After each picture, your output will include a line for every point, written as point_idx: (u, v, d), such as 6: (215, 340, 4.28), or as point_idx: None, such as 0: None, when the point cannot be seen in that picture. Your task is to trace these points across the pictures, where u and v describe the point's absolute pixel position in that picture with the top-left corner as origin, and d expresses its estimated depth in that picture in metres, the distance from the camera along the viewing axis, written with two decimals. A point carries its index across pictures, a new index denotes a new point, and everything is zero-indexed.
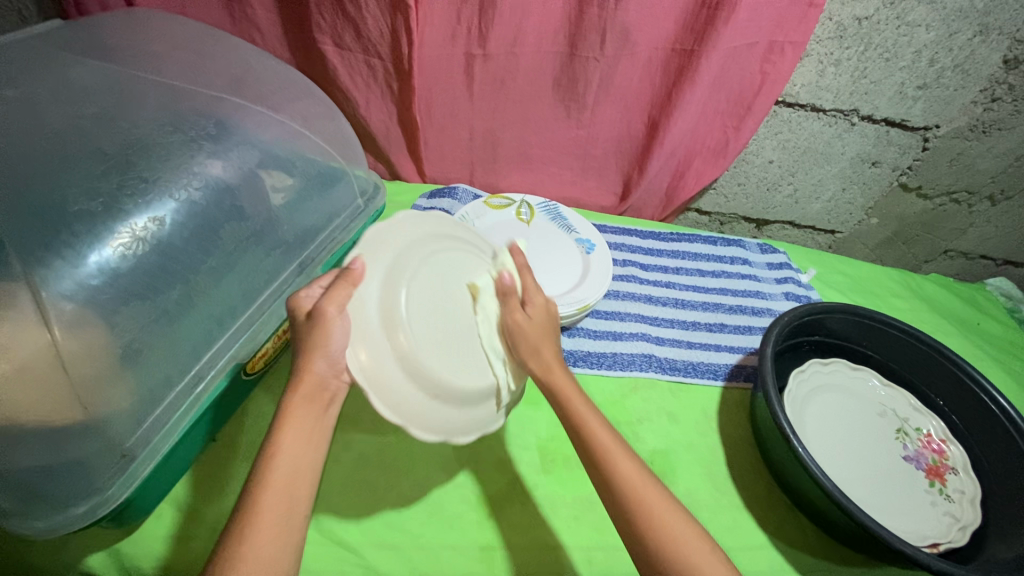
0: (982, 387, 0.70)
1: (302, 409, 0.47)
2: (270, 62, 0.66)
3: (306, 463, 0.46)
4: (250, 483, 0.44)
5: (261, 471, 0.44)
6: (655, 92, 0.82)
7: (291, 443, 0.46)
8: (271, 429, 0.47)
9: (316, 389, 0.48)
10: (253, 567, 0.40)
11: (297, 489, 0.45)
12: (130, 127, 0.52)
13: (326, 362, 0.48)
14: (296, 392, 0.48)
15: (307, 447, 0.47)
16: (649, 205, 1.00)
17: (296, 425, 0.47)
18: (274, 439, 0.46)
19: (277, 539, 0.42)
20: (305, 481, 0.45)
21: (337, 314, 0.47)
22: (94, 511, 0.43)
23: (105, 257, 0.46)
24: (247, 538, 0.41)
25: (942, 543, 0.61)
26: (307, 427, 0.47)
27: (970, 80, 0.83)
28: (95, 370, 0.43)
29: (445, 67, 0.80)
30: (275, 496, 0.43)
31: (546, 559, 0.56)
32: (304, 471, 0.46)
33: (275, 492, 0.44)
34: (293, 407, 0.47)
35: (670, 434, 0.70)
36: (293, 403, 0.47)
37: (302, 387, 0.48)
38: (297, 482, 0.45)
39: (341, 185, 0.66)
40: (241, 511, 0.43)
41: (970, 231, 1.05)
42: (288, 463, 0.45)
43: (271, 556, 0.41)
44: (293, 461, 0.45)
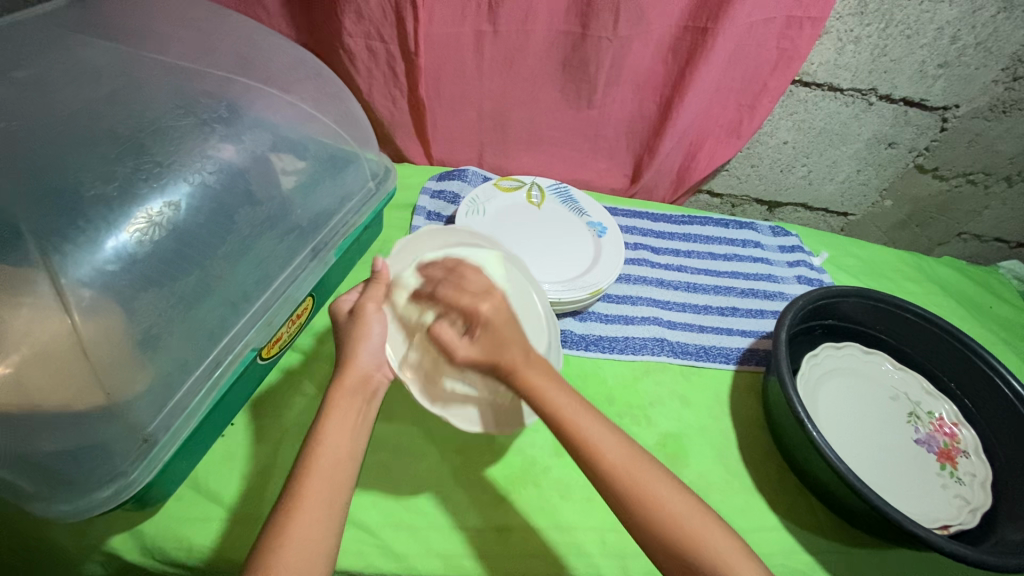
0: (996, 371, 0.70)
1: (345, 399, 0.50)
2: (278, 41, 0.65)
3: (348, 449, 0.48)
4: (295, 472, 0.46)
5: (307, 454, 0.47)
6: (669, 72, 0.81)
7: (333, 430, 0.49)
8: (317, 416, 0.50)
9: (360, 382, 0.52)
10: (293, 552, 0.42)
11: (338, 474, 0.47)
12: (140, 109, 0.51)
13: (366, 355, 0.53)
14: (341, 384, 0.51)
15: (349, 433, 0.49)
16: (661, 186, 0.98)
17: (339, 415, 0.50)
18: (319, 425, 0.49)
19: (320, 520, 0.44)
20: (348, 466, 0.48)
21: (375, 311, 0.54)
22: (117, 496, 0.43)
23: (121, 242, 0.46)
24: (291, 518, 0.43)
25: (953, 525, 0.62)
26: (350, 415, 0.50)
27: (992, 58, 0.81)
28: (114, 357, 0.43)
29: (455, 46, 0.78)
30: (317, 479, 0.46)
31: (561, 540, 0.56)
32: (347, 458, 0.48)
33: (319, 481, 0.46)
34: (337, 396, 0.51)
35: (682, 417, 0.70)
36: (338, 393, 0.51)
37: (346, 380, 0.51)
38: (338, 467, 0.47)
39: (353, 168, 0.65)
40: (289, 492, 0.45)
41: (985, 213, 1.04)
42: (331, 448, 0.48)
43: (312, 535, 0.43)
44: (336, 446, 0.48)
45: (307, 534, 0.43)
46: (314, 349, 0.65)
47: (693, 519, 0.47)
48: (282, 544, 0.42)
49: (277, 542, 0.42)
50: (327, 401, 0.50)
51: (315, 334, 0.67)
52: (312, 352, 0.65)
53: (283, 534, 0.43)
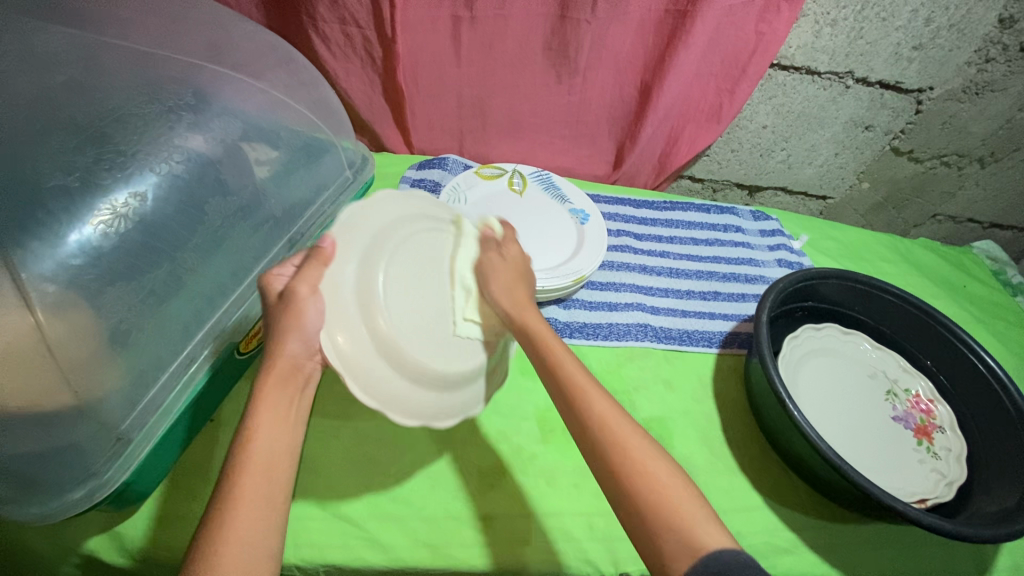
0: (970, 347, 0.71)
1: (277, 389, 0.48)
2: (248, 27, 0.63)
3: (282, 444, 0.46)
4: (225, 468, 0.44)
5: (238, 452, 0.44)
6: (648, 56, 0.80)
7: (265, 424, 0.46)
8: (245, 411, 0.47)
9: (292, 371, 0.48)
10: (232, 549, 0.40)
11: (278, 468, 0.45)
12: (102, 97, 0.49)
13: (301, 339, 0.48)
14: (269, 372, 0.48)
15: (281, 427, 0.47)
16: (642, 173, 0.98)
17: (270, 408, 0.47)
18: (250, 420, 0.46)
19: (258, 519, 0.42)
20: (283, 459, 0.45)
21: (309, 294, 0.48)
22: (90, 496, 0.43)
23: (85, 235, 0.44)
24: (229, 518, 0.41)
25: (929, 498, 0.63)
26: (283, 406, 0.47)
27: (965, 41, 0.82)
28: (85, 353, 0.42)
29: (432, 31, 0.76)
30: (254, 477, 0.43)
31: (548, 526, 0.56)
32: (282, 451, 0.46)
33: (253, 474, 0.43)
34: (268, 387, 0.47)
35: (666, 400, 0.71)
36: (266, 385, 0.47)
37: (274, 370, 0.48)
38: (275, 462, 0.45)
39: (328, 157, 0.64)
40: (221, 492, 0.43)
41: (959, 195, 1.06)
42: (266, 445, 0.45)
43: (252, 534, 0.41)
44: (268, 442, 0.45)
45: (246, 533, 0.41)
46: None
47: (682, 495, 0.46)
48: (216, 545, 0.40)
49: (211, 542, 0.40)
50: (255, 391, 0.47)
51: None
52: None
53: (217, 536, 0.40)
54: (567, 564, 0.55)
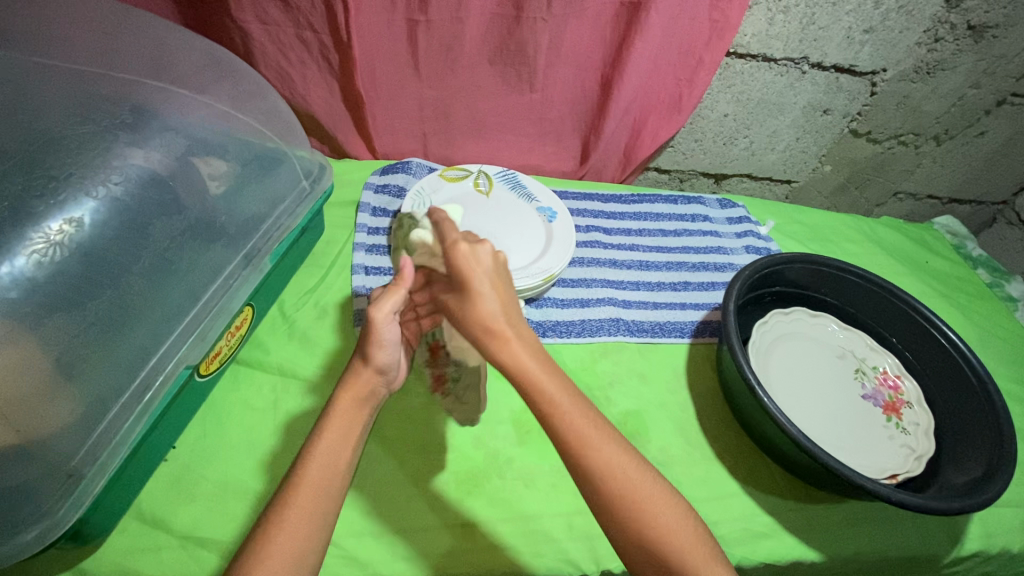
0: (932, 323, 0.73)
1: (351, 409, 0.48)
2: (190, 39, 0.61)
3: (341, 462, 0.46)
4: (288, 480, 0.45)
5: (301, 465, 0.45)
6: (604, 50, 0.80)
7: (332, 443, 0.46)
8: (314, 427, 0.47)
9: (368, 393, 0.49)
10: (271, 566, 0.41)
11: (328, 487, 0.45)
12: (33, 120, 0.48)
13: (382, 359, 0.49)
14: (346, 391, 0.48)
15: (343, 447, 0.46)
16: (609, 167, 0.98)
17: (340, 428, 0.47)
18: (315, 437, 0.46)
19: (304, 533, 0.43)
20: (338, 476, 0.46)
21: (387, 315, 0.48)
22: (43, 537, 0.41)
23: (17, 266, 0.43)
24: (273, 531, 0.42)
25: (900, 473, 0.65)
26: (352, 426, 0.47)
27: (914, 21, 0.84)
28: (30, 387, 0.40)
29: (385, 34, 0.75)
30: (307, 494, 0.44)
31: (528, 529, 0.56)
32: (339, 469, 0.46)
33: (304, 496, 0.44)
34: (341, 408, 0.48)
35: (641, 394, 0.71)
36: (340, 404, 0.48)
37: (354, 388, 0.49)
38: (330, 481, 0.45)
39: (283, 168, 0.62)
40: (277, 503, 0.44)
41: (918, 172, 1.08)
42: (324, 462, 0.45)
43: (297, 549, 0.42)
44: (328, 460, 0.45)
45: (289, 547, 0.42)
46: (261, 360, 0.63)
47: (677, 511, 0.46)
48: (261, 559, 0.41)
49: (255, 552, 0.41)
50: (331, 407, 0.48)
51: (260, 344, 0.64)
52: (258, 363, 0.62)
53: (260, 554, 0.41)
54: (548, 567, 0.55)
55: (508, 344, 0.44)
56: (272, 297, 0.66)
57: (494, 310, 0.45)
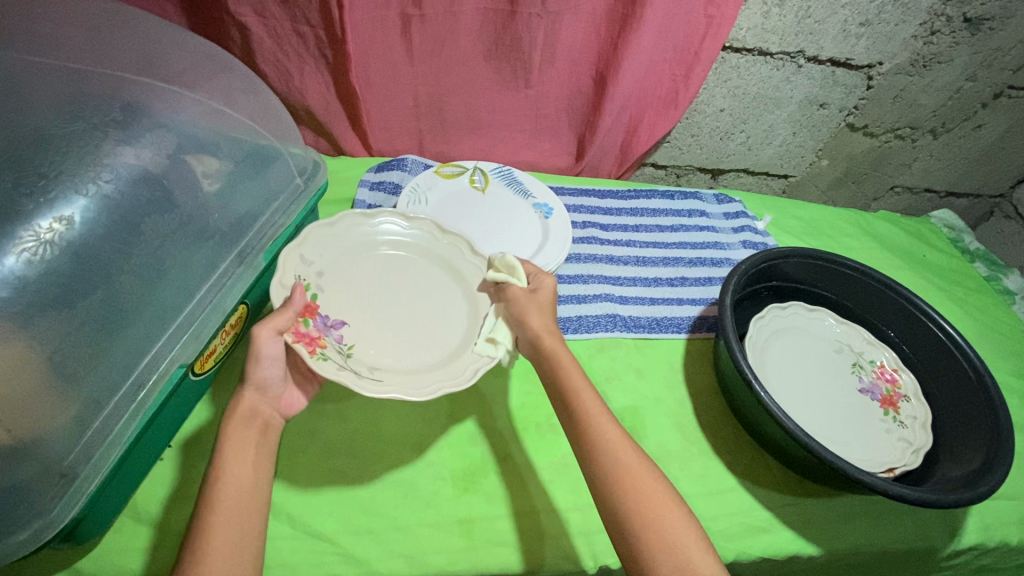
0: (929, 317, 0.73)
1: (247, 432, 0.49)
2: (182, 35, 0.61)
3: (253, 478, 0.47)
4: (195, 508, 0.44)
5: (209, 493, 0.45)
6: (600, 45, 0.80)
7: (232, 467, 0.46)
8: (212, 454, 0.47)
9: (250, 419, 0.50)
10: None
11: (250, 501, 0.45)
12: (22, 118, 0.48)
13: (260, 376, 0.51)
14: (233, 419, 0.49)
15: (251, 468, 0.47)
16: (605, 163, 0.98)
17: (236, 451, 0.47)
18: (218, 460, 0.47)
19: (231, 550, 0.42)
20: (257, 490, 0.46)
21: (269, 337, 0.49)
22: (38, 536, 0.41)
23: (8, 265, 0.42)
24: (202, 551, 0.41)
25: (897, 466, 0.65)
26: (251, 447, 0.48)
27: (910, 14, 0.84)
28: (22, 388, 0.41)
29: (379, 31, 0.75)
30: (224, 514, 0.44)
31: (525, 525, 0.56)
32: (252, 486, 0.46)
33: (223, 515, 0.44)
34: (235, 432, 0.48)
35: (638, 389, 0.71)
36: (230, 434, 0.48)
37: (236, 418, 0.49)
38: (245, 497, 0.45)
39: (277, 166, 0.62)
40: (198, 526, 0.43)
41: (915, 166, 1.08)
42: (234, 483, 0.45)
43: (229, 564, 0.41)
44: (238, 478, 0.46)
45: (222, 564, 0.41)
46: None
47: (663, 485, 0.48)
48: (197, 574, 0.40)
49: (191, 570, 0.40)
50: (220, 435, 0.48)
51: None
52: None
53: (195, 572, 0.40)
54: (545, 562, 0.54)
55: (549, 340, 0.55)
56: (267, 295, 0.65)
57: (539, 326, 0.56)
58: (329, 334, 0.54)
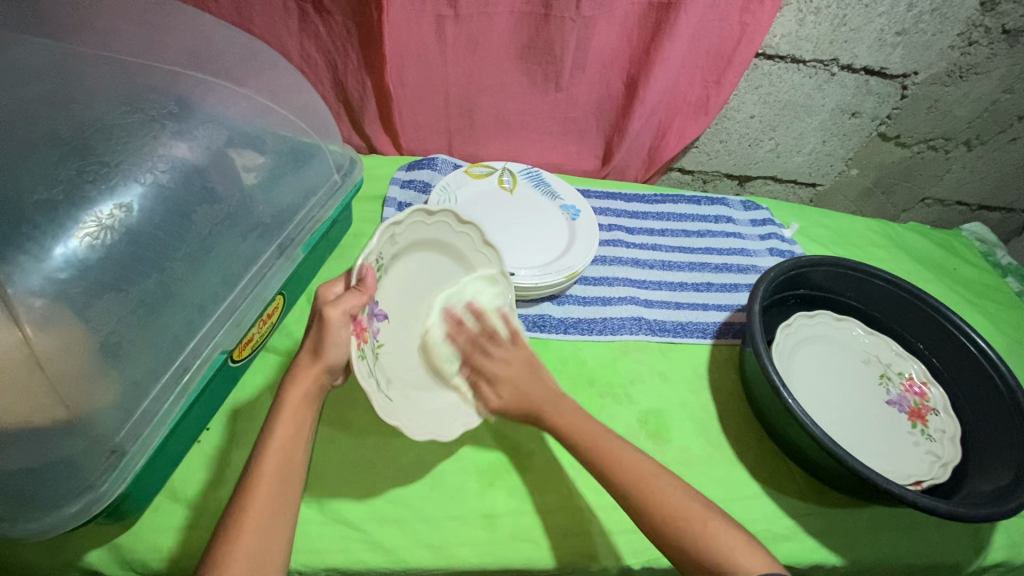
0: (961, 330, 0.72)
1: (303, 405, 0.49)
2: (231, 32, 0.63)
3: (297, 452, 0.48)
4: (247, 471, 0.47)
5: (256, 462, 0.47)
6: (633, 49, 0.80)
7: (280, 441, 0.48)
8: (267, 420, 0.49)
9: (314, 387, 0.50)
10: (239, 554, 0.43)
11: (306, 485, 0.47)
12: (84, 109, 0.50)
13: (333, 358, 0.50)
14: (294, 389, 0.50)
15: (298, 443, 0.49)
16: (632, 167, 0.98)
17: (291, 426, 0.49)
18: (270, 429, 0.48)
19: (263, 533, 0.45)
20: (297, 468, 0.48)
21: (337, 318, 0.49)
22: (86, 510, 0.42)
23: (71, 248, 0.45)
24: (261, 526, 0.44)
25: (925, 480, 0.64)
26: (302, 421, 0.49)
27: (948, 24, 0.83)
28: (79, 366, 0.42)
29: (417, 32, 0.76)
30: (263, 491, 0.46)
31: (549, 522, 0.57)
32: (296, 462, 0.48)
33: (263, 492, 0.46)
34: (292, 404, 0.49)
35: (662, 393, 0.71)
36: (288, 405, 0.49)
37: (298, 385, 0.50)
38: (287, 474, 0.47)
39: (317, 161, 0.64)
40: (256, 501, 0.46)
41: (947, 178, 1.06)
42: (276, 460, 0.47)
43: (257, 549, 0.44)
44: (282, 455, 0.48)
45: (253, 546, 0.44)
46: (290, 348, 0.64)
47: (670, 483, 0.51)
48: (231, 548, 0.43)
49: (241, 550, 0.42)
50: (280, 402, 0.49)
51: (289, 333, 0.65)
52: (286, 352, 0.64)
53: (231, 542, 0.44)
54: (567, 558, 0.55)
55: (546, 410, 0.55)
56: (301, 287, 0.67)
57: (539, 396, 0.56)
58: (372, 326, 0.55)
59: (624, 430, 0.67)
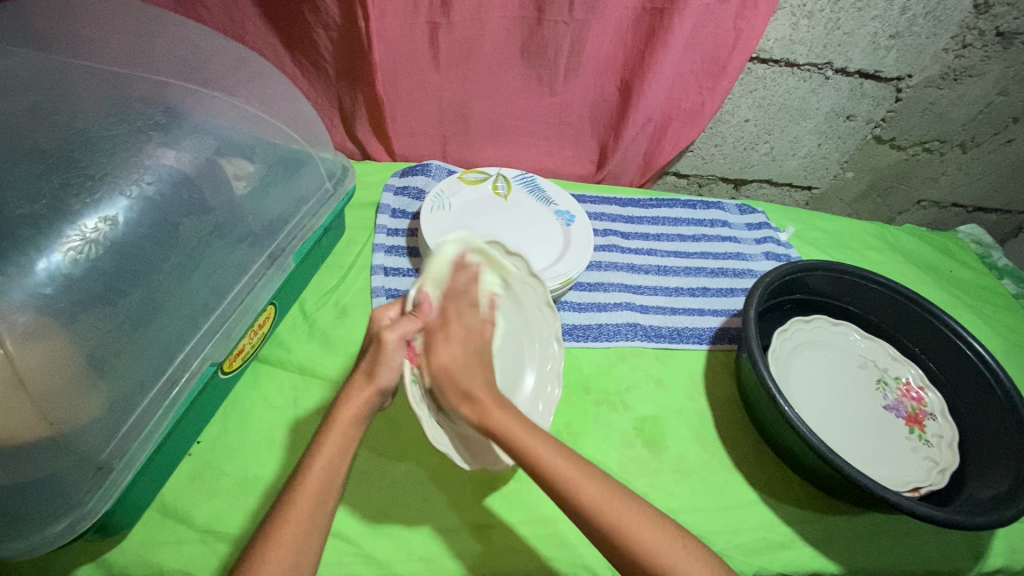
0: (958, 334, 0.71)
1: (351, 424, 0.49)
2: (220, 41, 0.63)
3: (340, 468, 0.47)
4: (285, 490, 0.46)
5: (304, 471, 0.46)
6: (626, 54, 0.80)
7: (328, 454, 0.47)
8: (319, 431, 0.49)
9: (370, 405, 0.50)
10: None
11: None
12: (70, 121, 0.50)
13: (385, 381, 0.50)
14: (346, 405, 0.49)
15: (334, 459, 0.47)
16: (627, 172, 0.98)
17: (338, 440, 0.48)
18: (319, 443, 0.48)
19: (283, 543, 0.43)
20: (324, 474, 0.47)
21: (393, 342, 0.49)
22: (73, 527, 0.41)
23: (54, 262, 0.44)
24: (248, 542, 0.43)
25: (923, 486, 0.64)
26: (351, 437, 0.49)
27: (942, 27, 0.83)
28: (62, 382, 0.42)
29: (409, 38, 0.76)
30: (301, 495, 0.45)
31: (543, 534, 0.56)
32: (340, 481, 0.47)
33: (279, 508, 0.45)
34: (343, 419, 0.49)
35: (658, 400, 0.71)
36: (340, 421, 0.49)
37: (351, 404, 0.49)
38: (329, 489, 0.46)
39: (308, 169, 0.63)
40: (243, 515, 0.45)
41: (943, 180, 1.06)
42: (321, 473, 0.46)
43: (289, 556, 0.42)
44: (323, 468, 0.46)
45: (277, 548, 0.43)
46: (282, 358, 0.63)
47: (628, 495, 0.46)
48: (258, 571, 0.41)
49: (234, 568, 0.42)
50: (332, 416, 0.49)
51: (281, 343, 0.64)
52: (279, 362, 0.63)
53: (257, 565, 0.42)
54: (564, 570, 0.54)
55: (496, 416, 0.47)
56: (293, 296, 0.66)
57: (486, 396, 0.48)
58: None
59: (620, 439, 0.66)
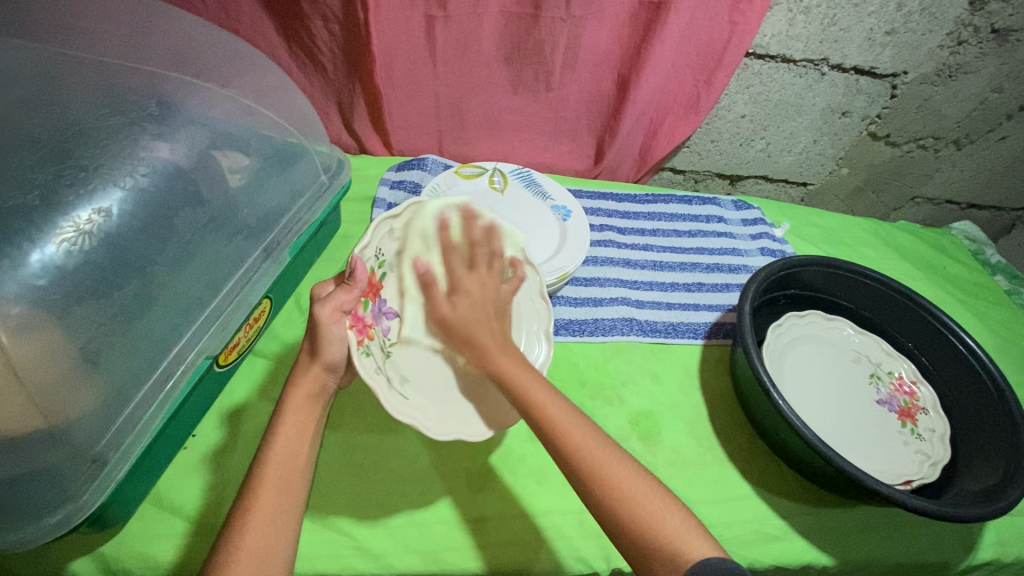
0: (949, 329, 0.72)
1: (306, 404, 0.50)
2: (216, 32, 0.63)
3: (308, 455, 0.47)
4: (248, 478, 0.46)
5: (269, 460, 0.47)
6: (623, 49, 0.80)
7: (287, 441, 0.48)
8: (274, 417, 0.49)
9: (318, 388, 0.51)
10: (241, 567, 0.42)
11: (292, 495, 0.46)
12: (62, 111, 0.49)
13: (330, 357, 0.51)
14: (295, 388, 0.50)
15: None
16: (624, 166, 0.98)
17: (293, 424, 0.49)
18: (274, 430, 0.48)
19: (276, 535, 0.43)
20: None
21: (325, 313, 0.50)
22: (68, 519, 0.41)
23: (48, 254, 0.44)
24: (242, 534, 0.43)
25: (914, 479, 0.64)
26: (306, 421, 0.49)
27: (938, 24, 0.83)
28: (56, 374, 0.41)
29: (406, 31, 0.75)
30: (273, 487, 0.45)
31: (538, 526, 0.56)
32: (299, 466, 0.48)
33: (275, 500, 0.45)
34: (294, 402, 0.49)
35: (654, 394, 0.71)
36: (291, 404, 0.49)
37: (300, 388, 0.50)
38: (289, 475, 0.47)
39: (303, 162, 0.63)
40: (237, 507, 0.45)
41: (937, 177, 1.07)
42: (282, 457, 0.47)
43: None
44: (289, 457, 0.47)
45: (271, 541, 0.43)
46: (277, 352, 0.63)
47: (634, 469, 0.46)
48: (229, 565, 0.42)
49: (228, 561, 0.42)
50: (283, 402, 0.50)
51: (276, 336, 0.64)
52: (274, 356, 0.63)
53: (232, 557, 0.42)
54: (558, 563, 0.55)
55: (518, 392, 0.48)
56: (288, 290, 0.66)
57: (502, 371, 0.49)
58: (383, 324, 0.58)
59: (616, 432, 0.66)
